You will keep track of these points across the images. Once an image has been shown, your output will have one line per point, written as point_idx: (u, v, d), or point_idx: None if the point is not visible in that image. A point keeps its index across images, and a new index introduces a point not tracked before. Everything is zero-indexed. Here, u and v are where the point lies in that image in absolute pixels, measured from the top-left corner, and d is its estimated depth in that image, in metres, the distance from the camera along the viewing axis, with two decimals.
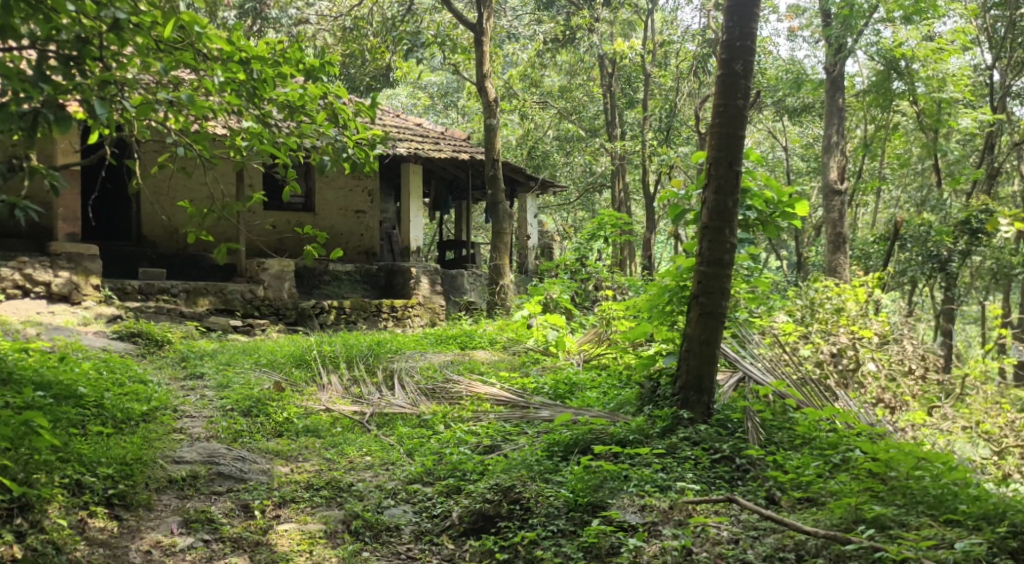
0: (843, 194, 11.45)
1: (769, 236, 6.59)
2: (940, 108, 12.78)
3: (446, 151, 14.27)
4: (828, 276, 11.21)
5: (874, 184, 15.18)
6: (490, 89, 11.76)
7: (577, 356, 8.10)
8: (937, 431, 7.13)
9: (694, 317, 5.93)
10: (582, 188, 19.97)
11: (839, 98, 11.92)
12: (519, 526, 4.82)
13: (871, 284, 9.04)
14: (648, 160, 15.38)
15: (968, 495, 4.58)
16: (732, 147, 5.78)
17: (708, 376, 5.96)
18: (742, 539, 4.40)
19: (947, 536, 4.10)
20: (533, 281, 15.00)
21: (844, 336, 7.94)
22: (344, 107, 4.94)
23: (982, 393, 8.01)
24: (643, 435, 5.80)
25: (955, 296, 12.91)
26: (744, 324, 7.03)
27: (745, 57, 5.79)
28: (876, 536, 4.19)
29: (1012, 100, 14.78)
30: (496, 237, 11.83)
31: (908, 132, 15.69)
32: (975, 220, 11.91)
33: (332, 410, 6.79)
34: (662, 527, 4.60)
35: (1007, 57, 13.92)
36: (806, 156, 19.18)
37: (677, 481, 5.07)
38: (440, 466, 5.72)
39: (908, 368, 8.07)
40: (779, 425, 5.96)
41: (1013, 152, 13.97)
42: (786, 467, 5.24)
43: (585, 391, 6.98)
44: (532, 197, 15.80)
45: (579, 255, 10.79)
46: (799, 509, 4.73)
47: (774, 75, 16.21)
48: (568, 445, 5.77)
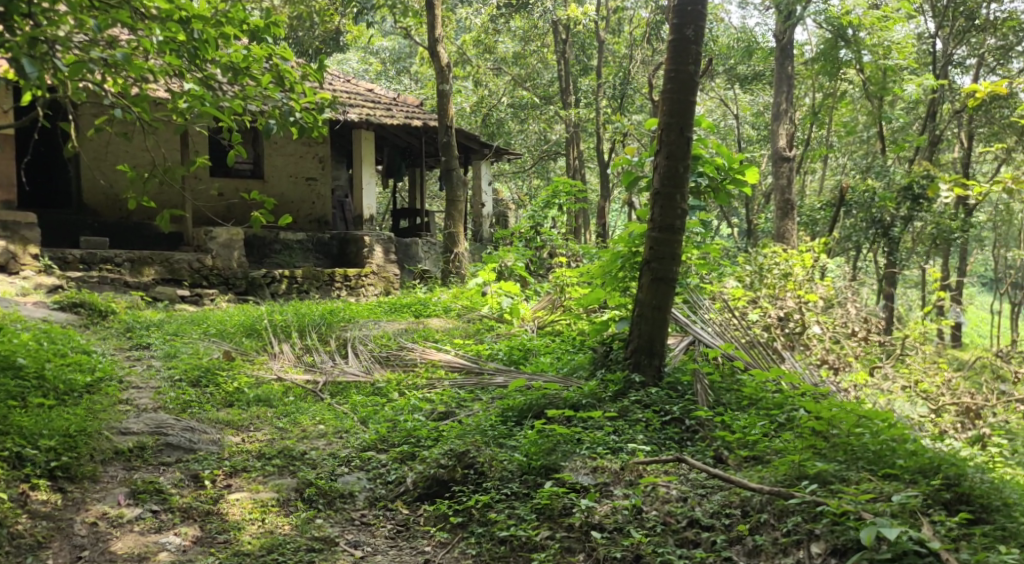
0: (791, 161, 11.56)
1: (720, 202, 6.69)
2: (885, 75, 13.03)
3: (398, 117, 14.03)
4: (776, 241, 11.36)
5: (822, 153, 15.38)
6: (442, 54, 11.56)
7: (531, 323, 8.13)
8: (878, 391, 7.32)
9: (646, 282, 6.00)
10: (537, 156, 19.62)
11: (788, 66, 11.99)
12: (473, 490, 4.90)
13: (817, 250, 9.18)
14: (602, 127, 15.29)
15: (906, 450, 4.77)
16: (682, 113, 5.82)
17: (660, 340, 6.05)
18: (690, 497, 4.57)
19: (885, 490, 4.26)
20: (488, 249, 14.97)
21: (791, 300, 8.10)
22: (290, 69, 4.83)
23: (921, 353, 8.29)
24: (596, 399, 5.87)
25: (897, 260, 13.22)
26: (696, 288, 7.12)
27: (696, 22, 5.80)
28: (818, 491, 4.35)
29: (954, 69, 15.04)
30: (450, 205, 11.76)
31: (855, 100, 15.93)
32: (917, 185, 12.25)
33: (284, 380, 6.72)
34: (613, 488, 4.75)
35: (949, 26, 14.12)
36: (757, 124, 19.32)
37: (629, 443, 5.18)
38: (394, 433, 5.72)
39: (851, 330, 8.26)
40: (728, 387, 6.09)
41: (954, 120, 14.28)
42: (734, 427, 5.37)
43: (539, 356, 7.03)
44: (486, 165, 15.67)
45: (534, 223, 10.75)
46: (745, 467, 4.88)
47: (726, 43, 16.24)
48: (521, 410, 5.82)
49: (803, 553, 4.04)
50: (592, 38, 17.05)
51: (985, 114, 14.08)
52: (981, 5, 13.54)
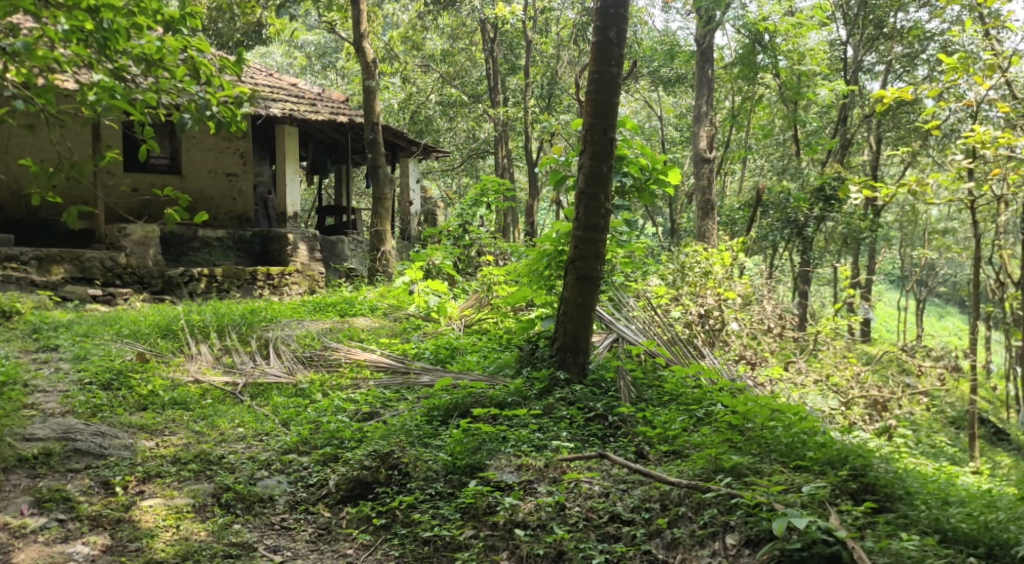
0: (711, 162, 11.84)
1: (644, 202, 6.83)
2: (799, 80, 13.59)
3: (324, 112, 13.79)
4: (697, 240, 11.63)
5: (741, 155, 15.82)
6: (368, 50, 11.40)
7: (458, 321, 8.13)
8: (792, 385, 7.59)
9: (571, 280, 6.07)
10: (466, 154, 19.57)
11: (708, 70, 12.31)
12: (397, 491, 4.87)
13: (735, 249, 9.45)
14: (530, 126, 15.34)
15: (815, 442, 4.98)
16: (605, 114, 5.92)
17: (584, 337, 6.13)
18: (612, 492, 4.67)
19: (795, 481, 4.44)
20: (416, 246, 14.87)
21: (711, 297, 8.32)
22: (206, 62, 4.68)
23: (832, 348, 8.65)
24: (521, 396, 5.90)
25: (811, 259, 13.71)
26: (621, 287, 7.24)
27: (618, 25, 5.90)
28: (733, 484, 4.49)
29: (864, 75, 15.70)
30: (376, 202, 11.63)
31: (772, 104, 16.46)
32: (828, 186, 12.69)
33: (202, 382, 6.53)
34: (537, 485, 4.80)
35: (859, 33, 14.74)
36: (680, 126, 19.75)
37: (553, 440, 5.23)
38: (316, 435, 5.63)
39: (767, 326, 8.53)
40: (649, 384, 6.24)
41: (864, 124, 14.91)
42: (654, 423, 5.50)
43: (466, 355, 7.02)
44: (414, 162, 15.55)
45: (462, 221, 10.64)
46: (664, 462, 5.01)
47: (650, 45, 16.54)
48: (447, 409, 5.80)
49: (718, 544, 4.19)
50: (519, 37, 17.11)
51: (893, 119, 14.74)
52: (888, 14, 14.16)
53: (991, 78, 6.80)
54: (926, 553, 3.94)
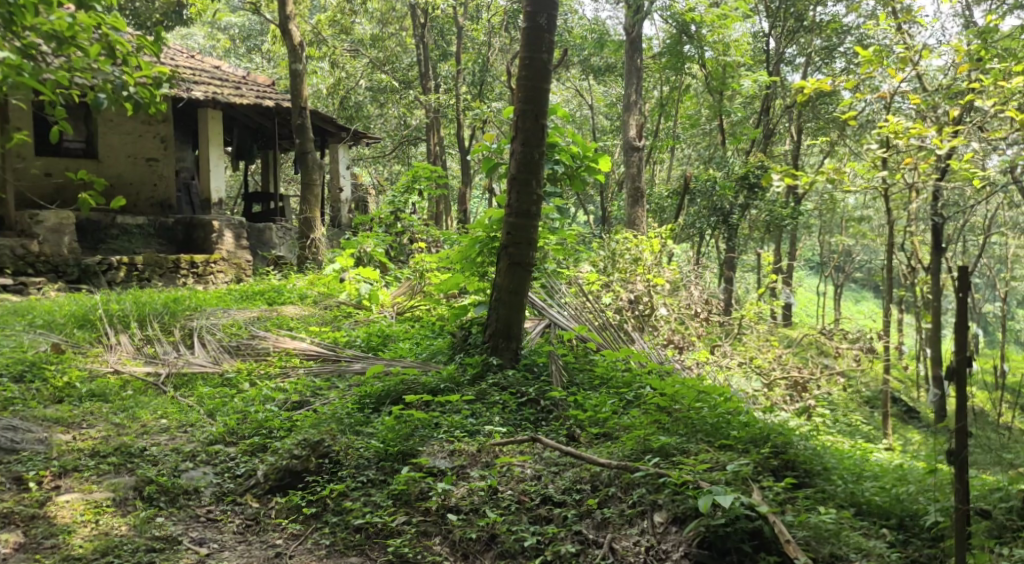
0: (641, 150, 11.99)
1: (575, 189, 6.91)
2: (724, 71, 13.90)
3: (249, 96, 13.40)
4: (627, 228, 11.78)
5: (669, 144, 16.08)
6: (295, 33, 11.12)
7: (391, 309, 8.05)
8: (718, 367, 7.82)
9: (503, 267, 6.09)
10: (397, 140, 19.30)
11: (637, 59, 12.47)
12: (327, 479, 4.83)
13: (665, 236, 9.62)
14: (462, 113, 15.23)
15: (739, 422, 5.16)
16: (537, 100, 5.94)
17: (516, 323, 6.17)
18: (544, 475, 4.73)
19: (720, 460, 4.59)
20: (346, 234, 14.63)
21: (641, 283, 8.47)
22: (123, 40, 4.47)
23: (756, 332, 8.92)
24: (454, 383, 5.90)
25: (735, 246, 14.07)
26: (553, 273, 7.29)
27: (548, 11, 5.93)
28: (661, 464, 4.61)
29: (786, 67, 16.15)
30: (305, 189, 11.40)
31: (698, 94, 16.77)
32: (752, 175, 13.03)
33: (122, 373, 6.31)
34: (470, 470, 4.82)
35: (781, 26, 15.14)
36: (610, 115, 19.90)
37: (486, 425, 5.26)
38: (243, 425, 5.50)
39: (694, 311, 8.72)
40: (581, 368, 6.33)
41: (785, 116, 15.37)
42: (586, 406, 5.59)
43: (399, 342, 6.94)
44: (344, 148, 15.30)
45: (394, 209, 10.41)
46: (595, 444, 5.10)
47: (580, 34, 16.63)
48: (379, 397, 5.75)
49: (647, 522, 4.30)
50: (450, 23, 16.96)
51: (813, 111, 15.21)
52: (808, 8, 14.57)
53: (903, 71, 7.10)
54: (842, 525, 4.14)
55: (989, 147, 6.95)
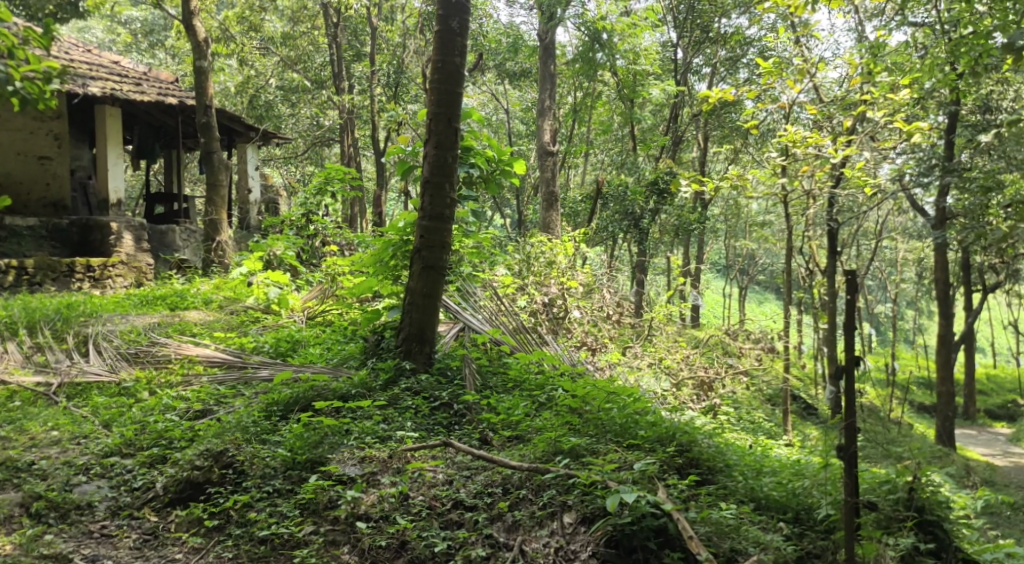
0: (555, 155, 12.09)
1: (490, 192, 6.92)
2: (635, 79, 14.20)
3: (150, 93, 12.85)
4: (542, 232, 11.87)
5: (582, 150, 16.28)
6: (199, 28, 10.73)
7: (301, 313, 7.86)
8: (629, 369, 7.97)
9: (416, 270, 6.04)
10: (309, 141, 18.86)
11: (550, 65, 12.59)
12: (231, 490, 4.70)
13: (578, 239, 9.74)
14: (376, 114, 15.02)
15: (646, 422, 5.29)
16: (450, 103, 5.93)
17: (430, 327, 6.13)
18: (456, 479, 4.71)
19: (628, 459, 4.68)
20: (256, 237, 13.97)
21: (554, 286, 8.55)
22: (8, 32, 4.21)
23: (665, 333, 9.14)
24: (366, 388, 5.80)
25: (646, 250, 14.38)
26: (468, 277, 7.26)
27: (461, 15, 5.93)
28: (571, 465, 4.68)
29: (693, 76, 16.62)
30: (211, 190, 11.02)
31: (610, 101, 17.07)
32: (662, 181, 13.33)
33: (8, 383, 5.95)
34: (380, 476, 4.75)
35: (687, 36, 15.57)
36: (525, 119, 20.03)
37: (397, 431, 5.21)
38: (142, 436, 5.27)
39: (607, 313, 8.85)
40: (494, 371, 6.33)
41: (693, 123, 15.81)
42: (499, 409, 5.60)
43: (309, 347, 6.77)
44: (253, 148, 14.87)
45: (305, 211, 10.18)
46: (508, 447, 5.13)
47: (495, 38, 16.65)
48: (287, 404, 5.60)
49: (556, 524, 4.34)
50: (364, 23, 16.70)
51: (717, 119, 15.71)
52: (713, 19, 14.87)
53: (801, 82, 7.42)
54: (741, 520, 4.31)
55: (879, 156, 7.34)
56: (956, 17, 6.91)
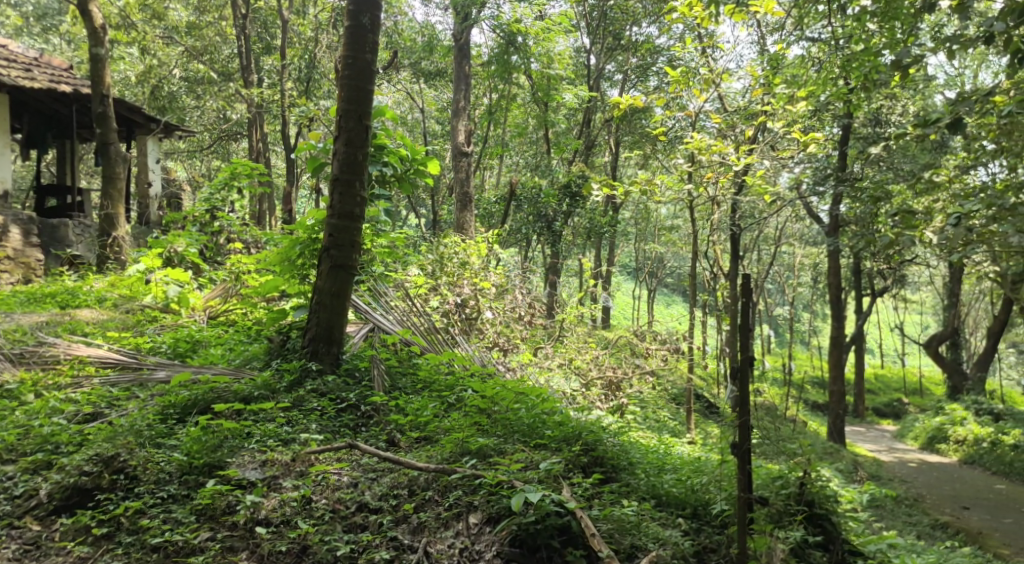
0: (469, 156, 12.05)
1: (403, 191, 6.86)
2: (548, 82, 14.29)
3: (41, 80, 12.14)
4: (456, 232, 11.81)
5: (496, 151, 16.32)
6: (95, 13, 10.20)
7: (202, 313, 7.60)
8: (539, 369, 8.08)
9: (325, 269, 5.91)
10: (216, 135, 18.20)
11: (465, 65, 12.57)
12: (122, 497, 4.51)
13: (491, 240, 9.71)
14: (286, 109, 14.63)
15: (553, 422, 5.36)
16: (360, 100, 5.85)
17: (338, 327, 6.01)
18: (361, 482, 4.64)
19: (534, 459, 4.73)
20: (154, 232, 12.93)
21: (467, 287, 8.52)
22: None
23: (575, 334, 9.25)
24: (269, 390, 5.64)
25: (559, 252, 14.55)
26: (380, 276, 7.14)
27: (372, 11, 5.87)
28: (478, 465, 4.69)
29: (605, 82, 16.92)
30: (107, 183, 10.54)
31: (525, 104, 17.16)
32: (574, 184, 13.48)
33: None
34: (283, 480, 4.64)
35: (600, 43, 15.86)
36: (441, 119, 19.89)
37: (301, 433, 5.08)
38: (25, 440, 4.97)
39: (519, 314, 8.89)
40: (404, 371, 6.27)
41: (605, 128, 16.08)
42: (407, 410, 5.55)
43: (210, 348, 6.53)
44: (154, 142, 14.28)
45: (210, 206, 9.82)
46: (415, 448, 5.11)
47: (410, 37, 16.51)
48: (185, 406, 5.40)
49: (462, 524, 4.34)
50: (273, 15, 16.22)
51: (629, 125, 16.03)
52: (625, 27, 15.39)
53: (706, 92, 7.66)
54: (641, 517, 4.43)
55: (778, 165, 7.65)
56: (848, 34, 7.27)
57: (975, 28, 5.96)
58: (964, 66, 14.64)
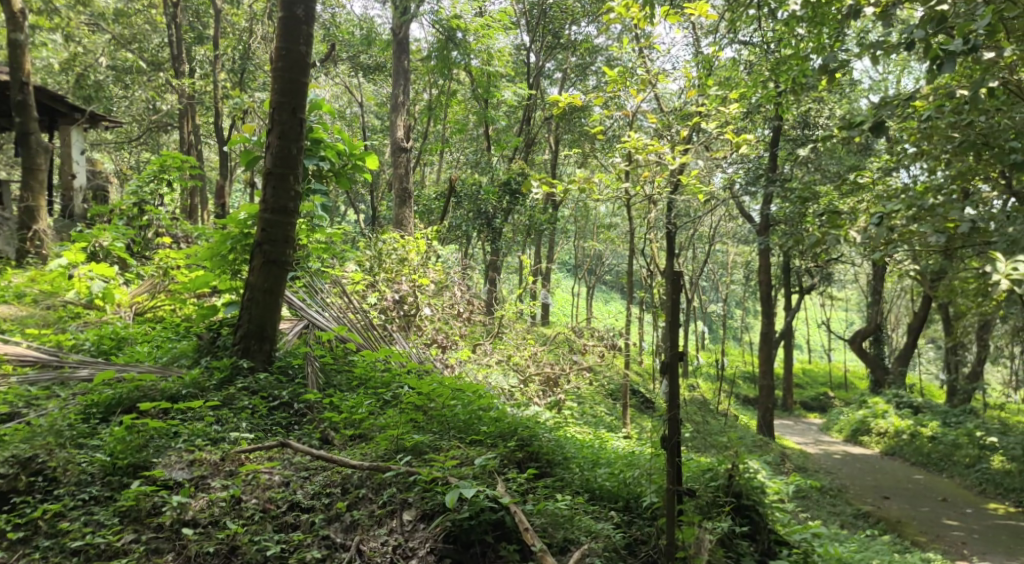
0: (408, 152, 11.95)
1: (340, 186, 6.76)
2: (488, 79, 14.24)
3: None
4: (395, 229, 11.69)
5: (436, 147, 16.22)
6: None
7: (128, 310, 7.41)
8: (478, 365, 8.14)
9: (257, 265, 5.79)
10: (145, 126, 17.60)
11: (404, 60, 12.44)
12: (41, 500, 4.34)
13: (430, 236, 9.63)
14: (220, 101, 14.25)
15: (489, 418, 5.37)
16: (294, 93, 5.76)
17: (270, 324, 5.89)
18: (293, 481, 4.54)
19: (469, 455, 4.73)
20: (78, 226, 12.46)
21: (405, 283, 8.45)
22: None
23: (514, 330, 9.28)
24: (198, 388, 5.48)
25: (498, 249, 14.58)
26: (316, 272, 7.00)
27: (306, 3, 5.79)
28: (412, 462, 4.66)
29: (545, 80, 16.98)
30: (28, 174, 10.12)
31: (466, 100, 17.08)
32: (514, 181, 13.49)
33: None
34: (211, 480, 4.52)
35: (540, 41, 15.92)
36: (381, 114, 19.66)
37: (231, 432, 4.96)
38: None
39: (457, 311, 8.88)
40: (339, 368, 6.19)
41: (545, 126, 16.13)
42: (342, 408, 5.49)
43: (136, 346, 6.32)
44: (79, 132, 13.80)
45: (138, 200, 9.49)
46: (349, 446, 5.06)
47: (347, 30, 16.29)
48: (109, 406, 5.22)
49: (396, 522, 4.32)
50: (206, 5, 15.76)
51: (568, 124, 16.14)
52: (564, 26, 15.44)
53: (643, 92, 7.75)
54: (575, 511, 4.48)
55: (712, 165, 7.78)
56: (777, 37, 7.46)
57: (897, 35, 6.19)
58: (888, 71, 15.22)
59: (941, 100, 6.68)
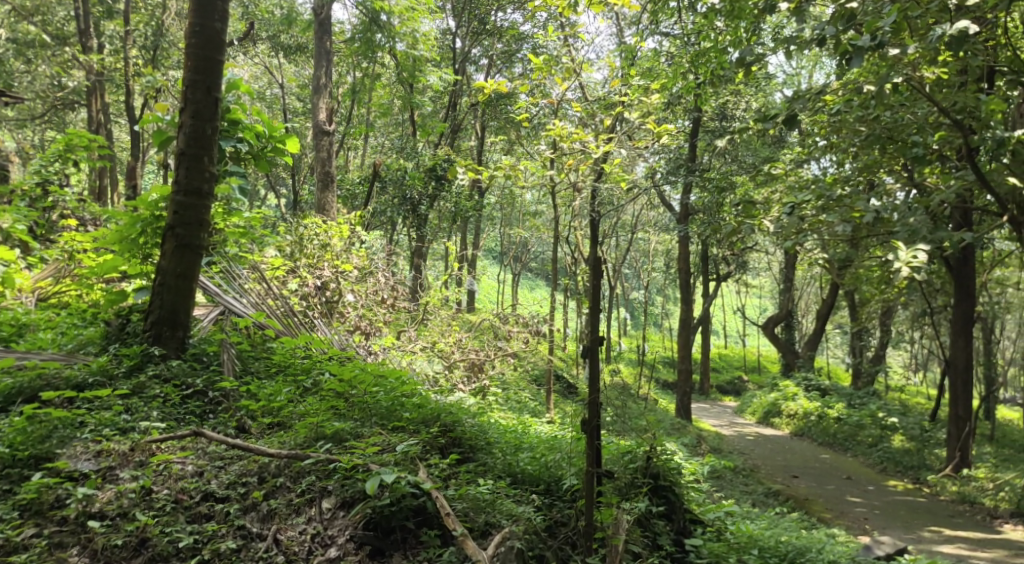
0: (330, 135, 11.70)
1: (260, 170, 6.56)
2: (413, 63, 14.05)
3: None
4: (317, 213, 11.45)
5: (360, 132, 15.94)
6: None
7: (31, 296, 7.04)
8: (402, 352, 8.09)
9: (169, 248, 5.58)
10: (48, 103, 16.66)
11: (326, 41, 12.15)
12: None
13: (353, 222, 9.47)
14: (131, 80, 13.62)
15: (412, 404, 5.33)
16: (208, 71, 5.58)
17: (184, 310, 5.67)
18: (206, 470, 4.42)
19: (391, 441, 4.70)
20: None
21: (328, 269, 8.30)
22: None
23: (439, 316, 9.25)
24: (106, 376, 5.27)
25: (423, 236, 14.49)
26: (233, 257, 6.78)
27: None
28: (332, 450, 4.60)
29: (471, 66, 16.87)
30: None
31: (390, 84, 16.82)
32: (439, 167, 13.37)
33: None
34: (120, 471, 4.36)
35: (466, 26, 15.78)
36: (302, 96, 19.18)
37: (142, 421, 4.78)
38: None
39: (381, 297, 8.78)
40: (257, 355, 6.04)
41: (470, 112, 16.04)
42: (259, 396, 5.36)
43: (39, 333, 6.01)
44: None
45: (41, 179, 9.00)
46: (267, 435, 4.96)
47: (267, 9, 15.80)
48: (8, 395, 4.95)
49: (314, 510, 4.27)
50: None
51: (493, 111, 16.09)
52: (490, 12, 15.34)
53: (568, 81, 7.79)
54: (496, 495, 4.52)
55: (635, 154, 7.90)
56: (698, 30, 7.60)
57: (810, 30, 6.40)
58: (801, 66, 15.75)
59: (850, 95, 6.95)
